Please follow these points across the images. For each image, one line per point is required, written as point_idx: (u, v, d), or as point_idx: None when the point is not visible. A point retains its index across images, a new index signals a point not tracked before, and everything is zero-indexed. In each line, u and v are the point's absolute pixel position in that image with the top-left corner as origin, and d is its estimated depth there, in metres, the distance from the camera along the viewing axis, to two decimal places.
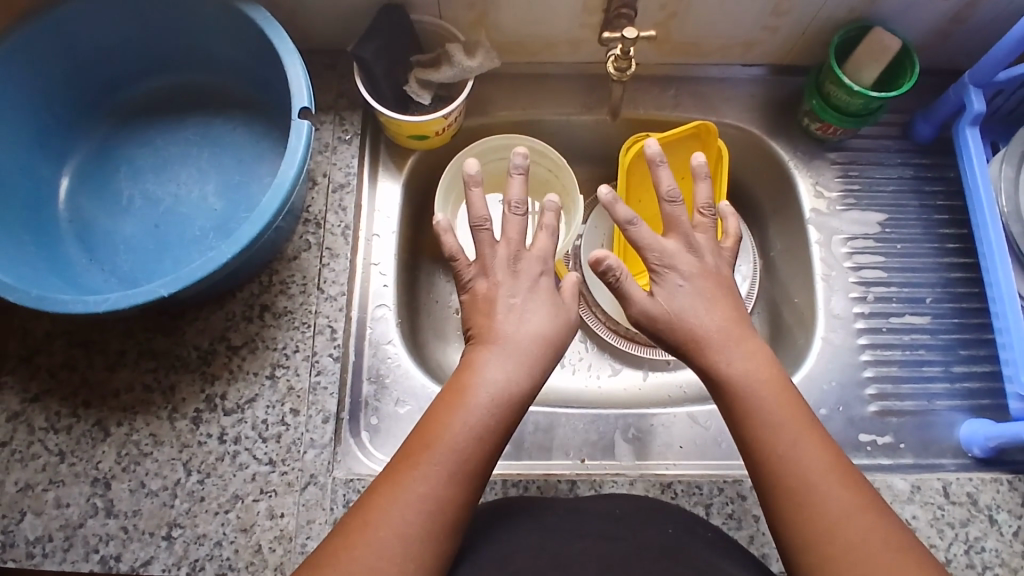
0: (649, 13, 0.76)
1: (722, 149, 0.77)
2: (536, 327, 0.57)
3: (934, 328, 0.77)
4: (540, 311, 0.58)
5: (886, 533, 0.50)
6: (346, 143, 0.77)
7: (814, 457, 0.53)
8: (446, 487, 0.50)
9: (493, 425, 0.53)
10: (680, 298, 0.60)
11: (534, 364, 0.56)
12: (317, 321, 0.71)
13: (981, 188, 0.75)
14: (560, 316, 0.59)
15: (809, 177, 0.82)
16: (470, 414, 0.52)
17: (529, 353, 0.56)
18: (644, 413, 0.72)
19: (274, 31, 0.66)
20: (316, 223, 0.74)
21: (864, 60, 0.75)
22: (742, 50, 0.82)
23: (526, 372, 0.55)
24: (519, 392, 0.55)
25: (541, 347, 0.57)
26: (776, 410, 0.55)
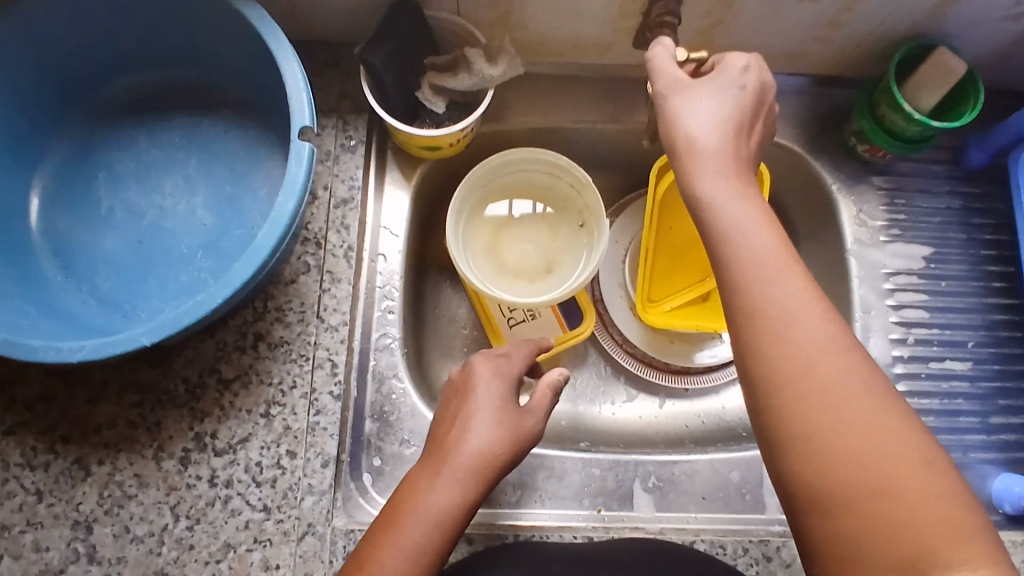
0: (690, 20, 0.68)
1: (763, 174, 0.72)
2: (483, 444, 0.55)
3: (974, 375, 0.72)
4: (488, 432, 0.56)
5: (914, 467, 0.40)
6: (350, 151, 0.70)
7: (830, 374, 0.42)
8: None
9: (430, 549, 0.51)
10: (714, 97, 0.50)
11: (472, 482, 0.54)
12: (316, 353, 0.65)
13: None
14: (512, 436, 0.56)
15: (851, 204, 0.75)
16: (404, 535, 0.51)
17: (472, 470, 0.54)
18: (664, 460, 0.69)
19: (269, 31, 0.59)
20: (316, 242, 0.68)
21: (924, 84, 0.68)
22: (788, 60, 0.75)
23: (462, 494, 0.53)
24: (459, 514, 0.53)
25: (485, 465, 0.55)
26: (790, 310, 0.43)
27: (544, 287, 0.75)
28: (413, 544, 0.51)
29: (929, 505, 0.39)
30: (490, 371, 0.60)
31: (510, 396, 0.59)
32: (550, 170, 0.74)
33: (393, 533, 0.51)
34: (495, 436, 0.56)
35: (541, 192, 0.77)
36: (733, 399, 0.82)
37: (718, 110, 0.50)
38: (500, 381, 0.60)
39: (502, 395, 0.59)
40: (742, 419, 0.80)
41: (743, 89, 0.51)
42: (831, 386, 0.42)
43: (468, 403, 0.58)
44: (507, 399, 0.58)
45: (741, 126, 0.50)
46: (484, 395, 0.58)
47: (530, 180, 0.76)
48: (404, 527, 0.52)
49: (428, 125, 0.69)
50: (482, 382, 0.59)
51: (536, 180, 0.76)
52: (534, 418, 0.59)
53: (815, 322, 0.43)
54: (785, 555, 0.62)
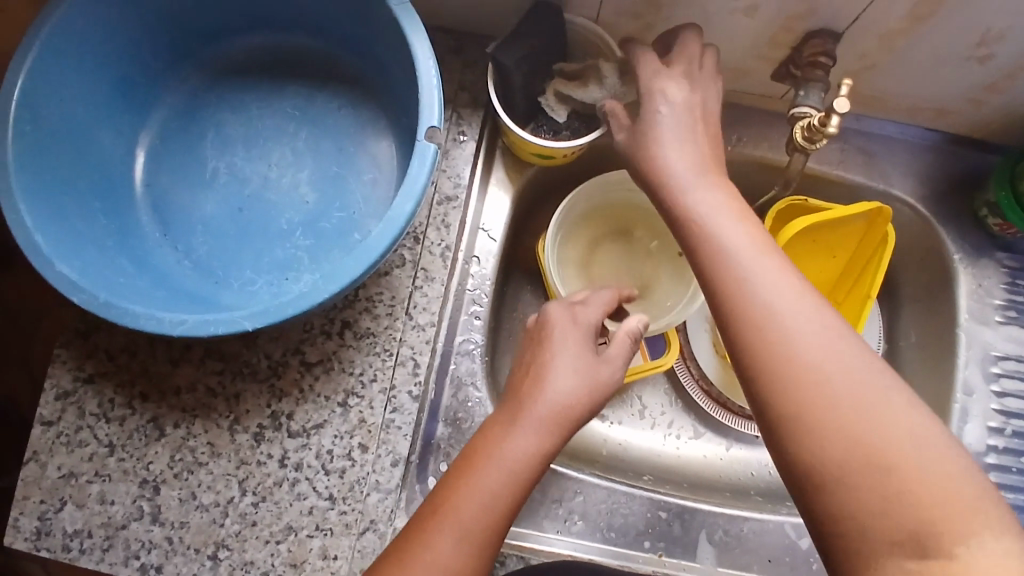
0: (841, 60, 0.64)
1: (890, 237, 0.68)
2: (564, 394, 0.54)
3: None
4: (569, 387, 0.54)
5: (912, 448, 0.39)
6: (460, 146, 0.68)
7: (831, 386, 0.41)
8: (456, 559, 0.47)
9: (507, 495, 0.50)
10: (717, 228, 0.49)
11: (549, 429, 0.52)
12: (401, 350, 0.64)
13: None
14: (592, 386, 0.55)
15: (970, 277, 0.71)
16: (486, 477, 0.50)
17: (549, 420, 0.53)
18: (734, 514, 0.67)
19: (406, 17, 0.57)
20: (414, 237, 0.66)
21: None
22: (931, 115, 0.70)
23: (538, 443, 0.52)
24: (536, 466, 0.51)
25: (562, 414, 0.53)
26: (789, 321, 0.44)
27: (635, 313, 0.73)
28: (492, 485, 0.49)
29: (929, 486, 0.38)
30: (568, 319, 0.58)
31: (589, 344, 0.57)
32: None
33: (471, 476, 0.50)
34: (580, 387, 0.54)
35: (644, 215, 0.75)
36: None
37: (731, 246, 0.47)
38: (578, 331, 0.58)
39: (585, 348, 0.57)
40: None
41: (675, 105, 0.55)
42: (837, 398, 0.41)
43: (551, 356, 0.56)
44: (586, 352, 0.56)
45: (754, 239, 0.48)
46: (565, 346, 0.56)
47: (636, 201, 0.74)
48: (485, 471, 0.50)
49: (543, 130, 0.67)
50: (562, 327, 0.58)
51: (642, 202, 0.74)
52: (614, 364, 0.57)
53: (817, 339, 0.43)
54: None
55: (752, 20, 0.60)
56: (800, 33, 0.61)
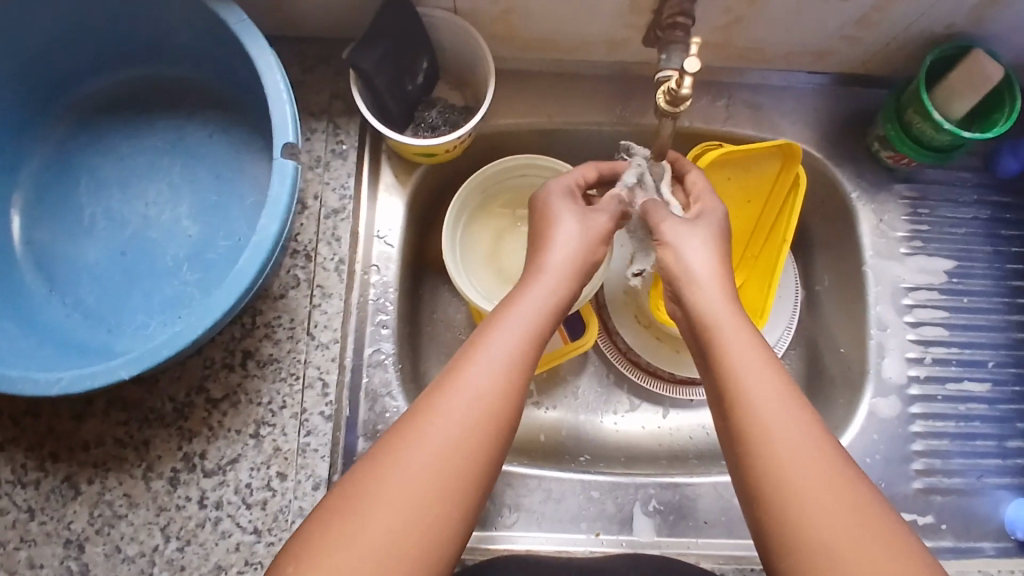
0: (707, 16, 0.63)
1: (801, 178, 0.67)
2: (506, 351, 0.49)
3: (992, 397, 0.69)
4: (569, 246, 0.57)
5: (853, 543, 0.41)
6: (341, 156, 0.66)
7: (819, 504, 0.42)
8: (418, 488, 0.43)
9: (476, 412, 0.46)
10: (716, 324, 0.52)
11: (497, 391, 0.47)
12: (307, 372, 0.63)
13: None
14: (531, 337, 0.51)
15: (872, 213, 0.71)
16: (455, 396, 0.47)
17: (497, 375, 0.48)
18: (668, 483, 0.67)
19: (249, 34, 0.55)
20: (306, 255, 0.65)
21: (959, 89, 0.63)
22: (811, 58, 0.69)
23: (481, 406, 0.46)
24: (492, 419, 0.46)
25: (511, 372, 0.49)
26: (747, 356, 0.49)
27: None
28: (463, 399, 0.47)
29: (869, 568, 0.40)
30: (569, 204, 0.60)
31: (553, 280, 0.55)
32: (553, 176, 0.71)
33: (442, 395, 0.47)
34: (519, 341, 0.50)
35: None
36: None
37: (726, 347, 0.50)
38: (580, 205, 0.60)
39: (578, 229, 0.58)
40: None
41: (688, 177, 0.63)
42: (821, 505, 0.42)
43: (552, 229, 0.58)
44: (580, 238, 0.58)
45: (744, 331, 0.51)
46: (567, 213, 0.59)
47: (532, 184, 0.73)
48: (459, 391, 0.47)
49: (422, 130, 0.66)
50: (554, 254, 0.56)
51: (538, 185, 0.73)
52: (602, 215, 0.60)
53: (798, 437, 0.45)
54: None
55: None
56: None
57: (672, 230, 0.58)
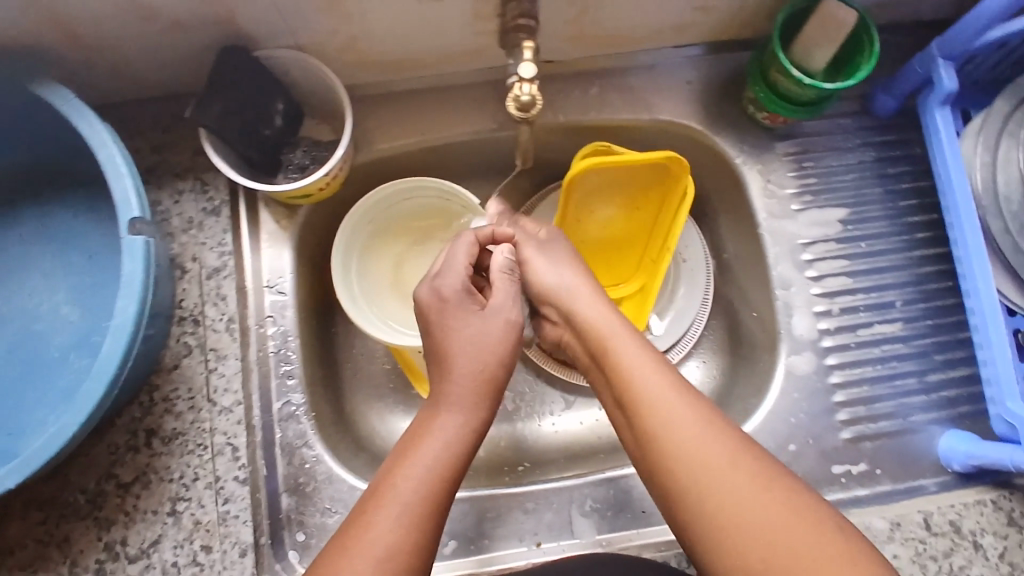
0: (553, 10, 0.62)
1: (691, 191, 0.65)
2: (422, 484, 0.48)
3: (907, 335, 0.69)
4: (472, 347, 0.55)
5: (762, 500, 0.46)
6: (213, 214, 0.65)
7: (736, 490, 0.46)
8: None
9: (415, 515, 0.47)
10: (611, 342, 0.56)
11: (416, 522, 0.46)
12: (215, 440, 0.62)
13: (951, 165, 0.64)
14: (446, 465, 0.50)
15: (758, 175, 0.71)
16: (392, 499, 0.47)
17: (414, 510, 0.47)
18: (601, 479, 0.66)
19: (78, 113, 0.54)
20: (194, 320, 0.63)
21: (815, 41, 0.63)
22: (671, 33, 0.69)
23: (403, 542, 0.45)
24: (422, 526, 0.47)
25: (429, 498, 0.48)
26: (644, 369, 0.53)
27: None
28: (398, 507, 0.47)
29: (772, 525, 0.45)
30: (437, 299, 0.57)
31: (465, 400, 0.53)
32: (440, 196, 0.70)
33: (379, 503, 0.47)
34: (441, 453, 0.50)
35: (437, 216, 0.73)
36: None
37: (625, 364, 0.54)
38: (451, 302, 0.57)
39: (497, 330, 0.57)
40: None
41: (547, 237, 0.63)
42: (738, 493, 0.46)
43: (452, 333, 0.56)
44: (495, 338, 0.56)
45: (638, 345, 0.55)
46: (456, 313, 0.57)
47: (422, 206, 0.72)
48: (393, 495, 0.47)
49: (291, 172, 0.65)
50: (463, 365, 0.54)
51: (430, 206, 0.72)
52: (507, 288, 0.59)
53: (707, 438, 0.49)
54: None
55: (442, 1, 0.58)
56: None
57: (538, 247, 0.61)
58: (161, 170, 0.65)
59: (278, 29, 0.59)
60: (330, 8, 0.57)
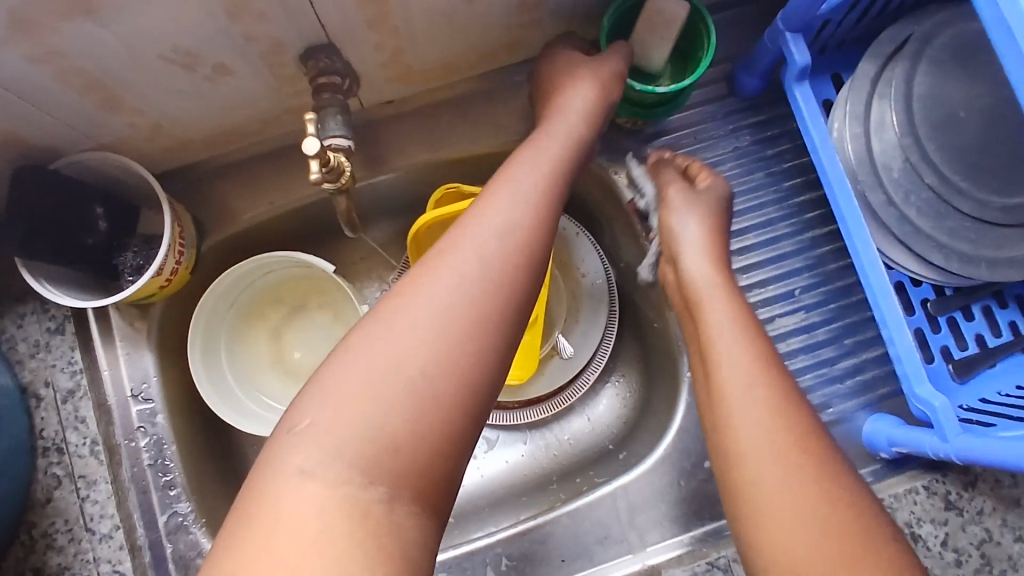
0: (366, 60, 0.58)
1: None
2: (460, 291, 0.41)
3: (814, 323, 0.65)
4: (560, 152, 0.53)
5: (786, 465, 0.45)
6: (58, 333, 0.62)
7: (764, 445, 0.46)
8: (363, 432, 0.37)
9: (426, 369, 0.39)
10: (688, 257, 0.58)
11: (461, 338, 0.40)
12: (100, 570, 0.58)
13: (815, 135, 0.59)
14: (503, 269, 0.43)
15: (629, 183, 0.67)
16: (394, 339, 0.39)
17: (467, 310, 0.40)
18: (515, 532, 0.62)
19: None
20: (58, 449, 0.60)
21: (649, 40, 0.59)
22: (507, 52, 0.65)
23: (449, 360, 0.39)
24: (431, 373, 0.38)
25: (475, 305, 0.41)
26: (712, 296, 0.55)
27: None
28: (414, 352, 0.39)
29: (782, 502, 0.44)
30: (571, 89, 0.57)
31: (509, 240, 0.44)
32: (296, 264, 0.67)
33: (376, 341, 0.39)
34: (473, 280, 0.42)
35: (306, 284, 0.69)
36: (596, 410, 0.74)
37: (696, 280, 0.56)
38: (606, 70, 0.58)
39: (581, 102, 0.57)
40: (610, 431, 0.73)
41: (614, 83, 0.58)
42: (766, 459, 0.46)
43: (569, 92, 0.57)
44: (585, 113, 0.56)
45: (715, 271, 0.57)
46: (575, 87, 0.57)
47: (286, 277, 0.68)
48: (403, 337, 0.39)
49: (127, 275, 0.61)
50: (518, 177, 0.49)
51: (293, 275, 0.68)
52: (568, 57, 0.61)
53: (733, 341, 0.51)
54: None
55: (234, 72, 0.54)
56: (293, 58, 0.55)
57: (608, 83, 0.58)
58: None
59: (75, 134, 0.56)
60: (115, 102, 0.53)
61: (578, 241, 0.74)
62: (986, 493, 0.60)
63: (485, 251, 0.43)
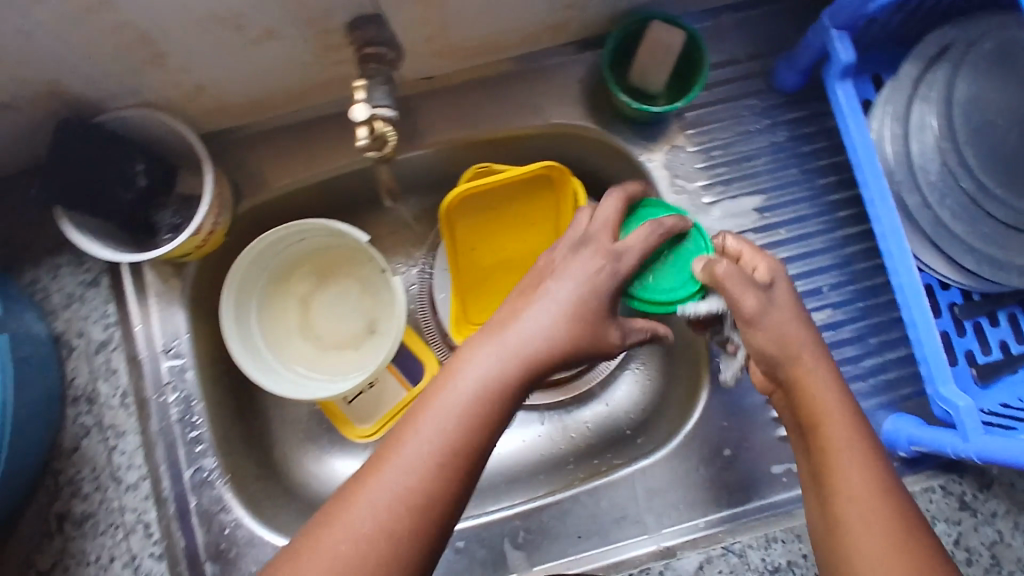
0: (411, 31, 0.58)
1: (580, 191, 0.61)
2: (444, 431, 0.45)
3: (840, 320, 0.66)
4: (560, 296, 0.50)
5: (885, 505, 0.46)
6: (93, 286, 0.63)
7: (867, 493, 0.47)
8: (354, 548, 0.41)
9: (413, 497, 0.43)
10: (817, 385, 0.50)
11: (441, 473, 0.44)
12: (125, 519, 0.60)
13: (854, 133, 0.59)
14: (459, 452, 0.45)
15: (665, 170, 0.66)
16: (388, 472, 0.43)
17: (421, 475, 0.43)
18: (532, 507, 0.64)
19: None
20: (87, 399, 0.61)
21: (648, 64, 0.63)
22: (549, 33, 0.65)
23: (427, 492, 0.43)
24: (417, 500, 0.43)
25: (427, 492, 0.43)
26: (815, 380, 0.50)
27: (370, 353, 0.69)
28: (399, 487, 0.43)
29: (878, 532, 0.46)
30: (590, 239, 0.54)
31: (495, 383, 0.47)
32: (330, 233, 0.67)
33: (373, 477, 0.44)
34: (457, 422, 0.45)
35: (336, 252, 0.70)
36: (615, 394, 0.75)
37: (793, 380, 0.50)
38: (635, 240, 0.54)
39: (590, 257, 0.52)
40: (627, 414, 0.74)
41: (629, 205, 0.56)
42: (866, 499, 0.47)
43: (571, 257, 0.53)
44: (598, 250, 0.52)
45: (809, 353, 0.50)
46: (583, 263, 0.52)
47: (317, 245, 0.69)
48: (393, 470, 0.44)
49: (166, 233, 0.62)
50: (516, 335, 0.48)
51: (324, 244, 0.69)
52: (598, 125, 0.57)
53: (835, 415, 0.49)
54: None
55: (281, 36, 0.55)
56: (341, 26, 0.55)
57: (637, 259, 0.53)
58: (33, 247, 0.63)
59: (118, 90, 0.56)
60: (161, 60, 0.54)
61: None
62: (999, 495, 0.61)
63: (468, 387, 0.46)
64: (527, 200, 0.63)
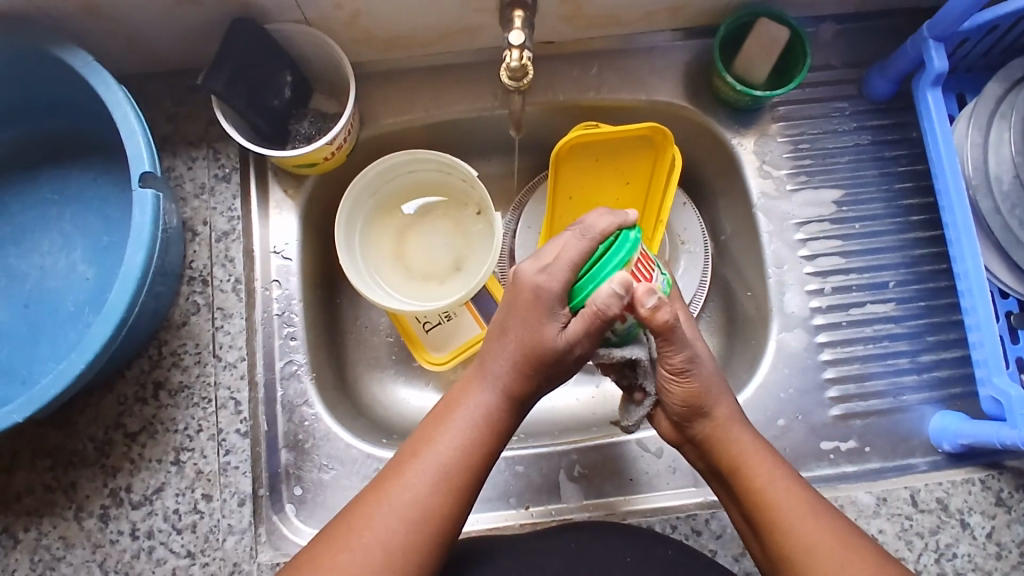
0: None
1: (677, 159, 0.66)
2: (459, 436, 0.52)
3: (901, 315, 0.70)
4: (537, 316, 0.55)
5: (833, 537, 0.52)
6: (224, 180, 0.68)
7: (815, 531, 0.52)
8: (395, 530, 0.49)
9: (444, 485, 0.51)
10: (739, 436, 0.57)
11: (462, 464, 0.52)
12: (218, 394, 0.65)
13: (940, 138, 0.64)
14: (474, 449, 0.53)
15: (754, 155, 0.72)
16: (417, 468, 0.51)
17: (451, 469, 0.51)
18: (590, 445, 0.67)
19: (100, 78, 0.57)
20: (202, 280, 0.67)
21: (756, 56, 0.68)
22: (668, 14, 0.70)
23: (453, 479, 0.51)
24: (444, 486, 0.51)
25: (453, 480, 0.51)
26: (737, 430, 0.57)
27: (456, 286, 0.74)
28: (428, 477, 0.51)
29: (835, 557, 0.51)
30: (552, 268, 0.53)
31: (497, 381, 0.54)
32: (440, 168, 0.72)
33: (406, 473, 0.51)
34: (468, 431, 0.53)
35: (439, 189, 0.76)
36: None
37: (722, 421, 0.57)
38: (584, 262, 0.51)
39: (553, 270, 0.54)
40: None
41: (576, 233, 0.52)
42: (816, 532, 0.53)
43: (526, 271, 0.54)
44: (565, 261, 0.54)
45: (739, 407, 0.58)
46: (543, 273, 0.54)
47: (423, 179, 0.75)
48: (423, 464, 0.51)
49: (300, 142, 0.68)
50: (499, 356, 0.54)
51: (430, 179, 0.75)
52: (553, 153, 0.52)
53: (766, 462, 0.56)
54: (713, 527, 0.62)
55: None
56: None
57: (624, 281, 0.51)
58: (175, 138, 0.69)
59: (285, 4, 0.62)
60: None
61: (684, 210, 0.78)
62: None
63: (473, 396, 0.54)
64: (627, 159, 0.69)
